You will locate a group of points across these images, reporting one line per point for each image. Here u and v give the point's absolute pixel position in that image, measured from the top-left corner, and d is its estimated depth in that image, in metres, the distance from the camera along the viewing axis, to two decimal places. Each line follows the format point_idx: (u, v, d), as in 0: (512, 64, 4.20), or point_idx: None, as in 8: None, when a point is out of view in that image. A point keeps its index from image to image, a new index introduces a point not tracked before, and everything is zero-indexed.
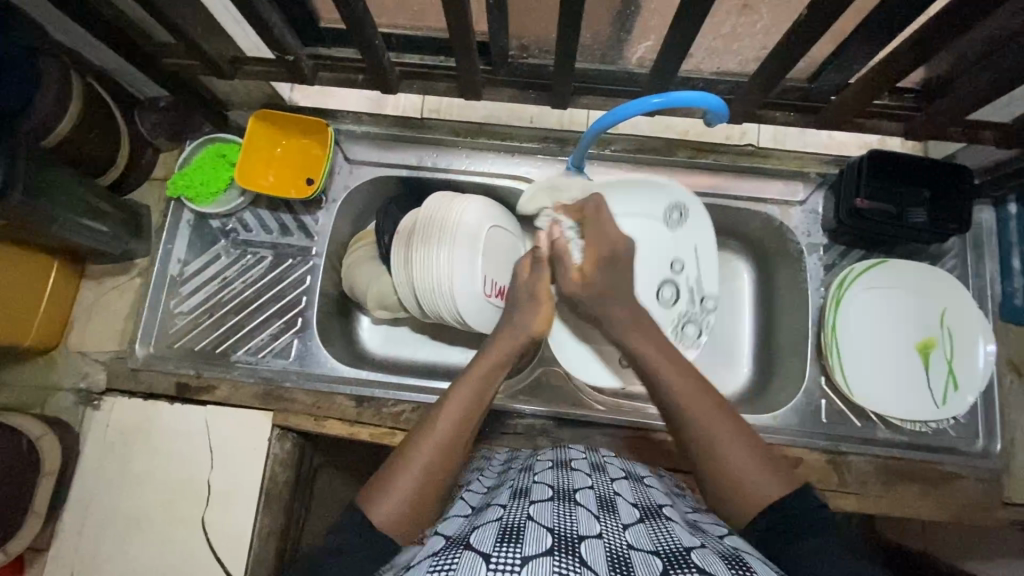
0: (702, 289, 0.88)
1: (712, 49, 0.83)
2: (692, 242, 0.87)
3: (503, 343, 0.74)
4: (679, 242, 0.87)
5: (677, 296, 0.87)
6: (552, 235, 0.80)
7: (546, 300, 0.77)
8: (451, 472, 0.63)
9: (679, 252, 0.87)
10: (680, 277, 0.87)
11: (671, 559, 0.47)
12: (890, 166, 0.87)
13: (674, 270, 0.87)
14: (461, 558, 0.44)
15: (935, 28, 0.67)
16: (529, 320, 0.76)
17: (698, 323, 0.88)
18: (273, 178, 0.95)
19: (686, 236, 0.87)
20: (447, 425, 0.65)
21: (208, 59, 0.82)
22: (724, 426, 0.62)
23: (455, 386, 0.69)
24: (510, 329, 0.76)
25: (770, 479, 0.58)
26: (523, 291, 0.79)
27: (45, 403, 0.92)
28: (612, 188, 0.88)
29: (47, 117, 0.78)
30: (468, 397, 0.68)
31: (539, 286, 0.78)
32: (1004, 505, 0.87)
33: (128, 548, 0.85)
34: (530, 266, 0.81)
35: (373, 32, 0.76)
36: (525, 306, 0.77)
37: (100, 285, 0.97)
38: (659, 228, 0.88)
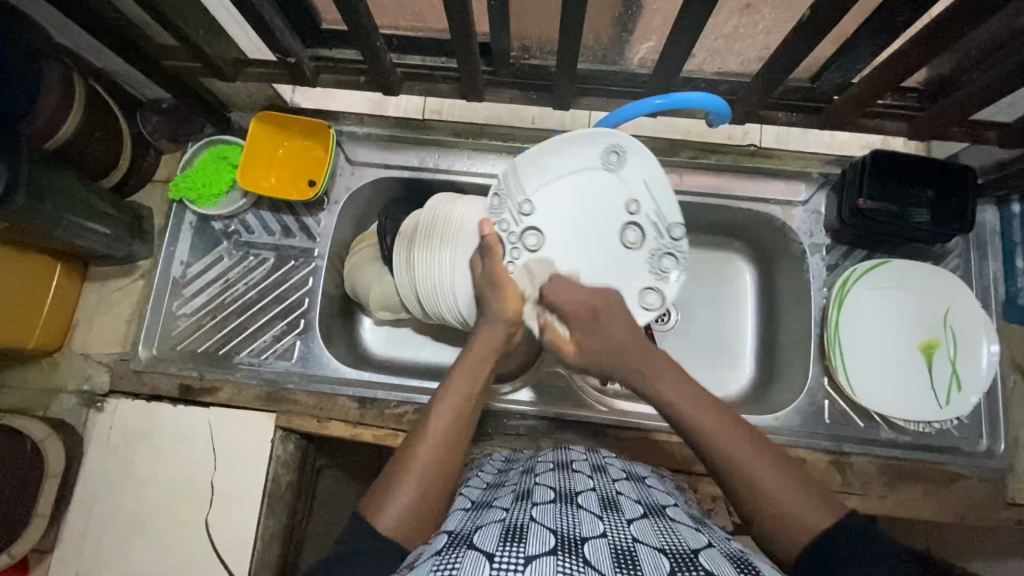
0: (665, 219, 0.77)
1: (714, 49, 0.83)
2: (639, 176, 0.77)
3: (491, 333, 0.73)
4: (624, 181, 0.77)
5: (643, 236, 0.78)
6: (484, 231, 0.76)
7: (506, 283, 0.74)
8: (452, 472, 0.63)
9: (631, 192, 0.77)
10: (639, 215, 0.77)
11: (676, 558, 0.46)
12: (891, 167, 0.87)
13: (632, 211, 0.77)
14: (465, 557, 0.44)
15: (938, 27, 0.67)
16: (497, 310, 0.73)
17: (674, 255, 0.78)
18: (275, 180, 0.96)
19: (631, 174, 0.77)
20: (441, 425, 0.64)
21: (210, 61, 0.82)
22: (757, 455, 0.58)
23: (450, 385, 0.69)
24: (489, 323, 0.74)
25: (810, 504, 0.55)
26: (484, 281, 0.76)
27: (48, 405, 0.92)
28: (532, 159, 0.77)
29: (49, 119, 0.78)
30: (463, 394, 0.68)
31: (495, 271, 0.75)
32: (1007, 506, 0.87)
33: (131, 549, 0.85)
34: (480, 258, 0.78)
35: (374, 34, 0.76)
36: (489, 293, 0.75)
37: (102, 287, 0.97)
38: (598, 176, 0.78)
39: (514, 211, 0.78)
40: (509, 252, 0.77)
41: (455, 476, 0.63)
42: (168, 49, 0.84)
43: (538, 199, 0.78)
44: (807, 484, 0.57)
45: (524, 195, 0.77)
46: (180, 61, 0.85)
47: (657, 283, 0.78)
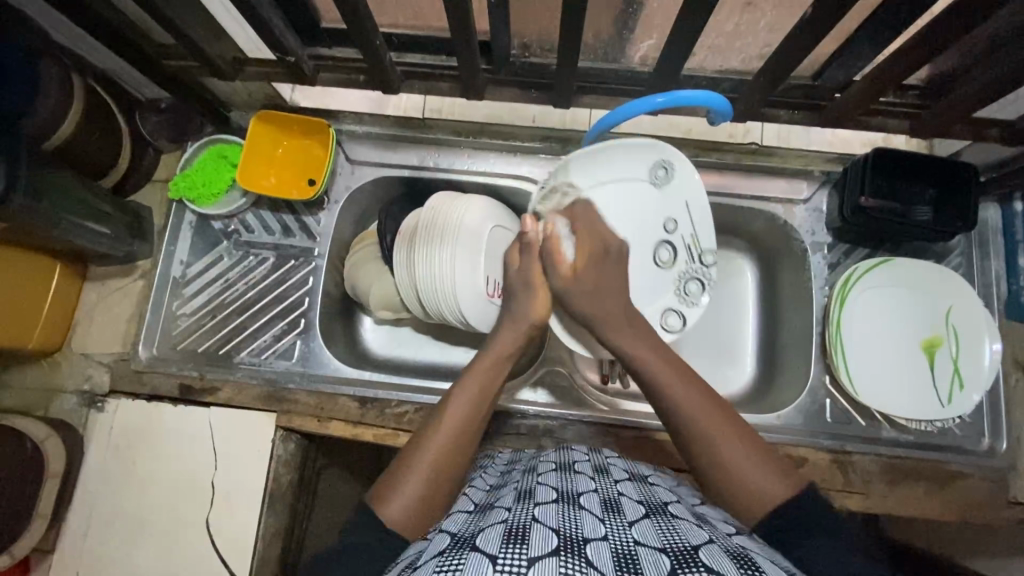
0: (700, 245, 0.82)
1: (715, 47, 0.83)
2: (682, 199, 0.81)
3: (509, 335, 0.74)
4: (668, 200, 0.81)
5: (675, 256, 0.82)
6: (528, 227, 0.76)
7: (540, 285, 0.76)
8: (459, 468, 0.64)
9: (671, 212, 0.81)
10: (675, 236, 0.82)
11: (677, 556, 0.46)
12: (893, 164, 0.87)
13: (668, 231, 0.82)
14: (467, 559, 0.44)
15: (941, 25, 0.66)
16: (527, 309, 0.75)
17: (700, 279, 0.83)
18: (275, 180, 0.95)
19: (676, 193, 0.81)
20: (453, 423, 0.65)
21: (208, 60, 0.82)
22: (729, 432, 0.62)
23: (461, 382, 0.70)
24: (512, 320, 0.75)
25: (776, 481, 0.58)
26: (517, 280, 0.77)
27: (49, 406, 0.92)
28: (586, 157, 0.80)
29: (48, 119, 0.78)
30: (475, 391, 0.69)
31: (531, 272, 0.76)
32: (1009, 504, 0.87)
33: (132, 549, 0.85)
34: (519, 252, 0.78)
35: (374, 33, 0.75)
36: (520, 295, 0.76)
37: (102, 287, 0.97)
38: (646, 189, 0.81)
39: (559, 203, 0.81)
40: (541, 250, 0.76)
41: (461, 474, 0.64)
42: (167, 49, 0.84)
43: (585, 197, 0.80)
44: (769, 459, 0.60)
45: (573, 188, 0.81)
46: (179, 60, 0.84)
47: (678, 304, 0.83)
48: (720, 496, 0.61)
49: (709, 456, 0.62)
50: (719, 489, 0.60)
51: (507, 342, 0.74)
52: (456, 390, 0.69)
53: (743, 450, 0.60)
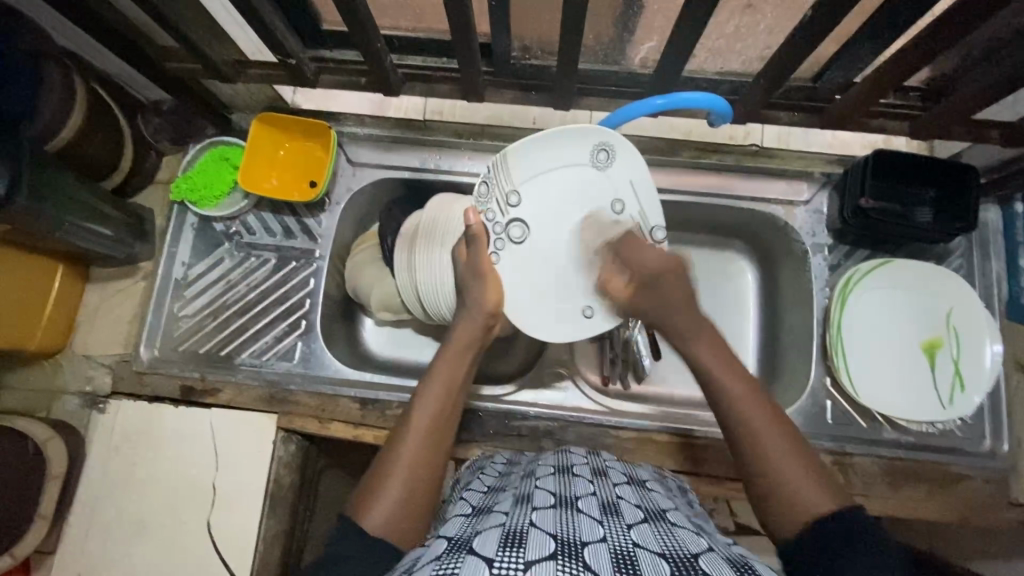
0: (649, 222, 0.75)
1: (715, 50, 0.83)
2: (627, 177, 0.75)
3: (469, 324, 0.73)
4: (613, 181, 0.75)
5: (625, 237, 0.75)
6: (470, 221, 0.73)
7: (490, 275, 0.73)
8: (435, 464, 0.64)
9: (615, 193, 0.75)
10: (624, 216, 0.75)
11: (676, 562, 0.46)
12: (893, 166, 0.87)
13: (616, 211, 0.75)
14: (464, 563, 0.44)
15: (939, 28, 0.66)
16: (480, 297, 0.72)
17: None
18: (277, 181, 0.96)
19: (619, 174, 0.75)
20: (424, 420, 0.66)
21: (210, 63, 0.82)
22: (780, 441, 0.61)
23: (428, 379, 0.69)
24: (468, 311, 0.73)
25: (820, 493, 0.58)
26: (467, 273, 0.74)
27: (51, 407, 0.92)
28: (523, 149, 0.74)
29: (50, 122, 0.78)
30: (442, 386, 0.69)
31: (480, 263, 0.73)
32: (1011, 506, 0.87)
33: (134, 551, 0.85)
34: (466, 246, 0.75)
35: (375, 35, 0.76)
36: (472, 283, 0.73)
37: (104, 289, 0.97)
38: (586, 173, 0.75)
39: (500, 201, 0.74)
40: (493, 242, 0.74)
41: (439, 470, 0.64)
42: (169, 52, 0.84)
43: (526, 191, 0.74)
44: (822, 475, 0.59)
45: (513, 185, 0.74)
46: (181, 62, 0.85)
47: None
48: (765, 505, 0.60)
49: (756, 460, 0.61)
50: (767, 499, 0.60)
51: (465, 334, 0.72)
52: (424, 389, 0.69)
53: (802, 467, 0.59)
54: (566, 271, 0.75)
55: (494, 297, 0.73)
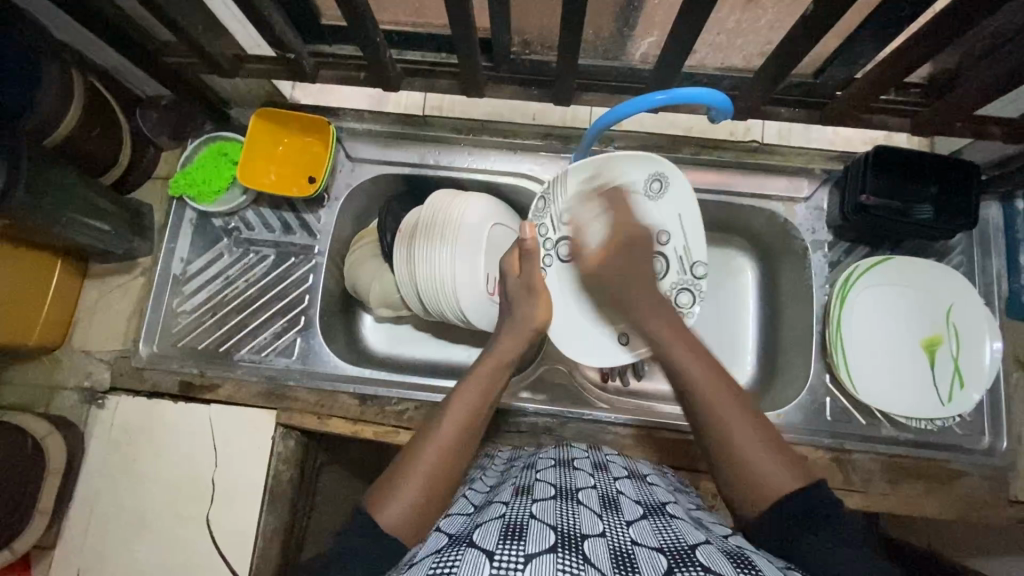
0: (691, 255, 0.83)
1: (716, 45, 0.83)
2: (675, 211, 0.83)
3: (512, 341, 0.75)
4: (662, 212, 0.83)
5: (668, 267, 0.84)
6: (524, 234, 0.76)
7: (542, 291, 0.77)
8: (454, 474, 0.63)
9: (665, 224, 0.83)
10: (666, 247, 0.83)
11: (675, 556, 0.46)
12: (892, 162, 0.87)
13: (662, 242, 0.83)
14: (464, 556, 0.44)
15: (942, 24, 0.66)
16: (531, 313, 0.76)
17: (692, 292, 0.84)
18: (275, 177, 0.95)
19: (668, 205, 0.83)
20: (452, 429, 0.65)
21: (209, 57, 0.82)
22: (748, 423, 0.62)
23: (460, 389, 0.70)
24: (516, 325, 0.76)
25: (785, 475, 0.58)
26: (517, 286, 0.78)
27: (50, 403, 0.92)
28: (581, 177, 0.83)
29: (49, 117, 0.78)
30: (473, 399, 0.69)
31: (532, 277, 0.77)
32: (1010, 503, 0.87)
33: (134, 546, 0.85)
34: (519, 258, 0.79)
35: (375, 30, 0.75)
36: (524, 300, 0.77)
37: (103, 284, 0.97)
38: (640, 202, 0.83)
39: (554, 220, 0.85)
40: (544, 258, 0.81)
41: (456, 480, 0.64)
42: (168, 46, 0.84)
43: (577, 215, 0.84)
44: (789, 458, 0.59)
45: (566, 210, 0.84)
46: (180, 57, 0.84)
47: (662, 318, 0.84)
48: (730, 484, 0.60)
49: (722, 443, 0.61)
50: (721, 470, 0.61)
51: (508, 349, 0.74)
52: (455, 397, 0.69)
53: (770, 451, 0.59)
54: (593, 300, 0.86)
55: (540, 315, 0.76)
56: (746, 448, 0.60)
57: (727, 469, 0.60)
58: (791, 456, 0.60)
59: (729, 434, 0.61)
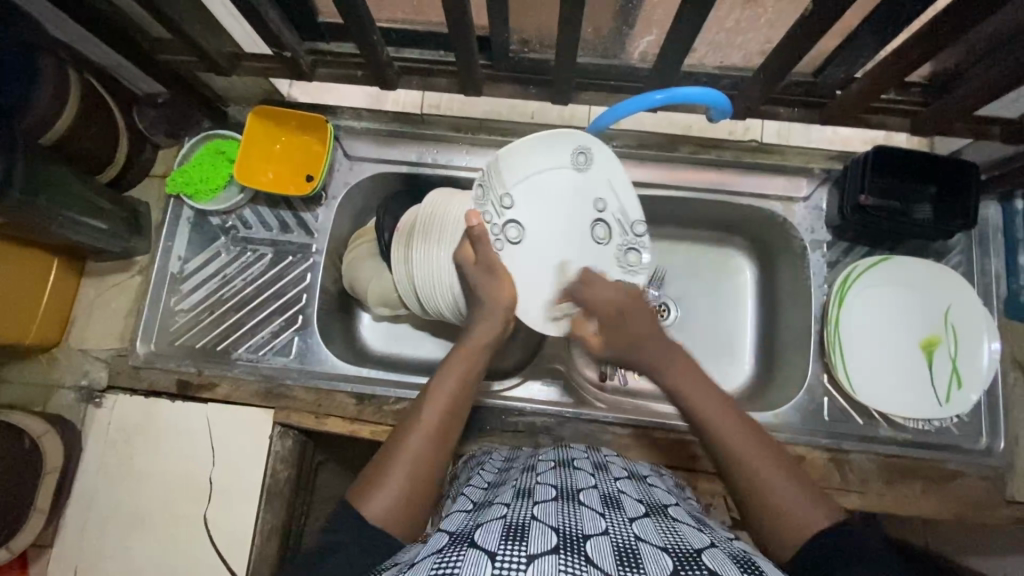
0: (629, 217, 0.76)
1: (715, 44, 0.82)
2: (605, 177, 0.76)
3: (487, 324, 0.72)
4: (593, 181, 0.75)
5: (610, 233, 0.76)
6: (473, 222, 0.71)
7: (502, 271, 0.72)
8: (435, 463, 0.63)
9: (597, 192, 0.75)
10: (606, 213, 0.76)
11: (680, 556, 0.47)
12: (893, 163, 0.87)
13: (599, 209, 0.76)
14: (466, 556, 0.44)
15: (942, 24, 0.66)
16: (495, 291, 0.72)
17: (639, 250, 0.76)
18: (272, 175, 0.95)
19: (599, 173, 0.75)
20: (432, 417, 0.65)
21: (205, 55, 0.81)
22: (776, 470, 0.60)
23: (438, 376, 0.69)
24: (486, 307, 0.72)
25: (814, 511, 0.57)
26: (478, 271, 0.72)
27: (47, 401, 0.92)
28: (515, 152, 0.73)
29: (44, 116, 0.78)
30: (453, 387, 0.68)
31: (491, 259, 0.71)
32: (1006, 503, 0.87)
33: (131, 545, 0.86)
34: (471, 247, 0.73)
35: (371, 28, 0.75)
36: (489, 282, 0.72)
37: (100, 283, 0.96)
38: (568, 174, 0.75)
39: (494, 202, 0.73)
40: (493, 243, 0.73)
41: (444, 469, 0.64)
42: (162, 43, 0.83)
43: (518, 193, 0.74)
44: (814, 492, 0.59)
45: (504, 189, 0.73)
46: (175, 54, 0.84)
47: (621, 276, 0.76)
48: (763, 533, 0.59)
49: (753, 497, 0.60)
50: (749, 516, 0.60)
51: (483, 335, 0.71)
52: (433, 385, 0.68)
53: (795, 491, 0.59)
54: (561, 268, 0.75)
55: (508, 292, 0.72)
56: (782, 502, 0.58)
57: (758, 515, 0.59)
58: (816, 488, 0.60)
59: (758, 479, 0.60)
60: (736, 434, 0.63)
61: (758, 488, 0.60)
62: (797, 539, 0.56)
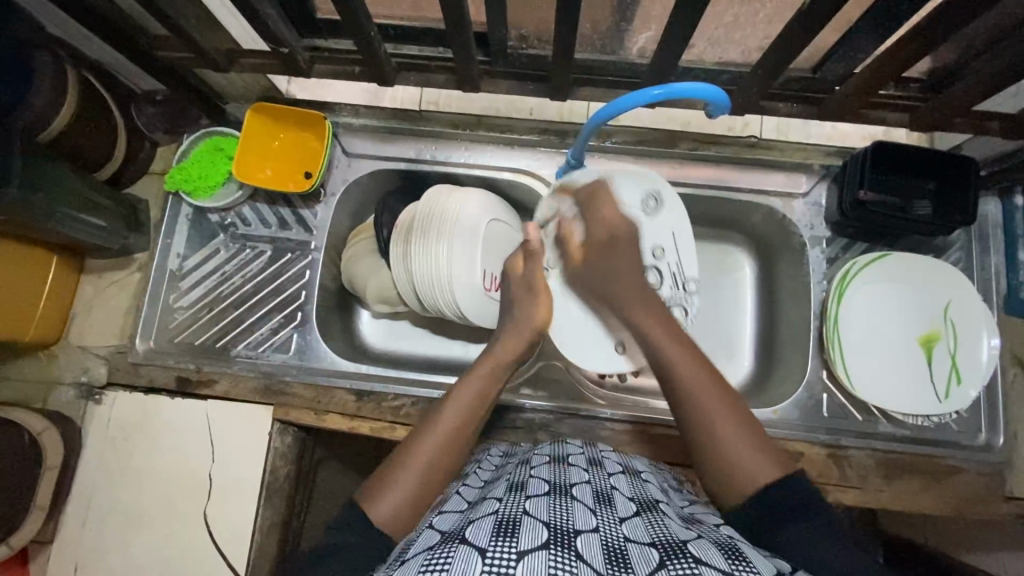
0: (685, 274, 0.82)
1: (714, 39, 0.82)
2: (669, 229, 0.82)
3: (513, 341, 0.76)
4: (657, 229, 0.82)
5: (660, 281, 0.81)
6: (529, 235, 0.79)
7: (540, 292, 0.79)
8: (449, 475, 0.64)
9: (658, 240, 0.82)
10: (662, 263, 0.81)
11: (667, 549, 0.47)
12: (893, 158, 0.86)
13: (655, 257, 0.81)
14: (456, 553, 0.44)
15: (940, 17, 0.65)
16: (529, 315, 0.77)
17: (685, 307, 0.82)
18: (271, 172, 0.95)
19: (663, 223, 0.82)
20: (447, 425, 0.66)
21: (201, 52, 0.81)
22: (730, 419, 0.62)
23: (460, 385, 0.71)
24: (515, 326, 0.77)
25: (765, 464, 0.58)
26: (519, 287, 0.80)
27: (47, 398, 0.92)
28: (590, 181, 0.82)
29: (41, 112, 0.78)
30: (473, 396, 0.70)
31: (534, 277, 0.79)
32: (1006, 500, 0.87)
33: (130, 541, 0.86)
34: (523, 259, 0.81)
35: (368, 23, 0.75)
36: (523, 299, 0.79)
37: (99, 280, 0.97)
38: (636, 216, 0.82)
39: (557, 218, 0.83)
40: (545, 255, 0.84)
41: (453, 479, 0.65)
42: (161, 40, 0.83)
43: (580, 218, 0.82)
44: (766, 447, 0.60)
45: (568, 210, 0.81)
46: (172, 51, 0.84)
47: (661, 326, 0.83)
48: (713, 482, 0.60)
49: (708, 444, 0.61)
50: (704, 469, 0.62)
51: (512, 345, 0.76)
52: (455, 392, 0.70)
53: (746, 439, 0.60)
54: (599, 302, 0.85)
55: (540, 315, 0.78)
56: (733, 447, 0.60)
57: (712, 464, 0.61)
58: (771, 446, 0.61)
59: (716, 430, 0.61)
60: (689, 375, 0.66)
61: (710, 430, 0.62)
62: (747, 489, 0.57)
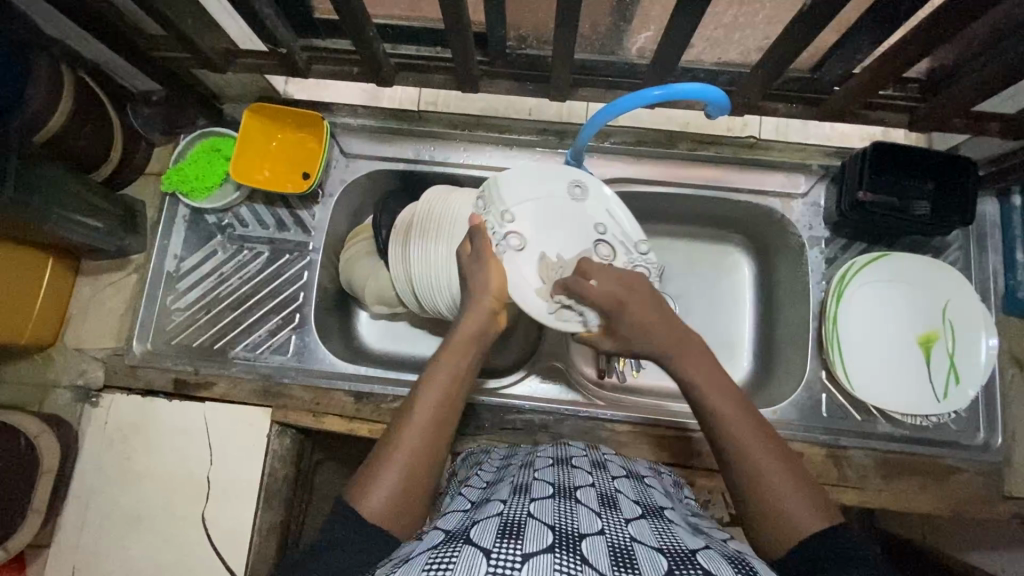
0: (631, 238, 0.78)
1: (713, 39, 0.82)
2: (605, 207, 0.79)
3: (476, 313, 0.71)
4: (592, 209, 0.78)
5: (613, 252, 0.77)
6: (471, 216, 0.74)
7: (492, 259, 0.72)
8: (435, 460, 0.64)
9: (599, 218, 0.78)
10: (608, 235, 0.77)
11: (675, 558, 0.46)
12: (892, 159, 0.86)
13: (600, 231, 0.77)
14: (461, 553, 0.44)
15: (941, 18, 0.65)
16: (483, 280, 0.71)
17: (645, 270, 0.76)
18: (269, 173, 0.95)
19: (594, 206, 0.79)
20: (426, 411, 0.65)
21: (199, 51, 0.81)
22: (771, 463, 0.60)
23: (435, 362, 0.69)
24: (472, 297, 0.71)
25: (811, 513, 0.57)
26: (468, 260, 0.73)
27: (43, 400, 0.91)
28: (511, 176, 0.79)
29: (38, 113, 0.77)
30: (438, 396, 0.66)
31: (484, 247, 0.72)
32: (1005, 499, 0.87)
33: (129, 545, 0.85)
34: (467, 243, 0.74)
35: (367, 24, 0.74)
36: (474, 270, 0.72)
37: (95, 282, 0.96)
38: (564, 200, 0.78)
39: (497, 216, 0.76)
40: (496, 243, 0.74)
41: (440, 462, 0.64)
42: (159, 40, 0.82)
43: (519, 210, 0.77)
44: (811, 491, 0.59)
45: (506, 205, 0.77)
46: (168, 51, 0.83)
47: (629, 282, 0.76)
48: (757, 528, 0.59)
49: (750, 490, 0.60)
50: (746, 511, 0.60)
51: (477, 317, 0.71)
52: (419, 396, 0.66)
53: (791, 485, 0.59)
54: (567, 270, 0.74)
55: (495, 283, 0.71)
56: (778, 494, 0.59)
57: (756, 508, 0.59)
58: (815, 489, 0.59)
59: (759, 473, 0.60)
60: (730, 417, 0.64)
61: (753, 477, 0.60)
62: (791, 537, 0.56)
